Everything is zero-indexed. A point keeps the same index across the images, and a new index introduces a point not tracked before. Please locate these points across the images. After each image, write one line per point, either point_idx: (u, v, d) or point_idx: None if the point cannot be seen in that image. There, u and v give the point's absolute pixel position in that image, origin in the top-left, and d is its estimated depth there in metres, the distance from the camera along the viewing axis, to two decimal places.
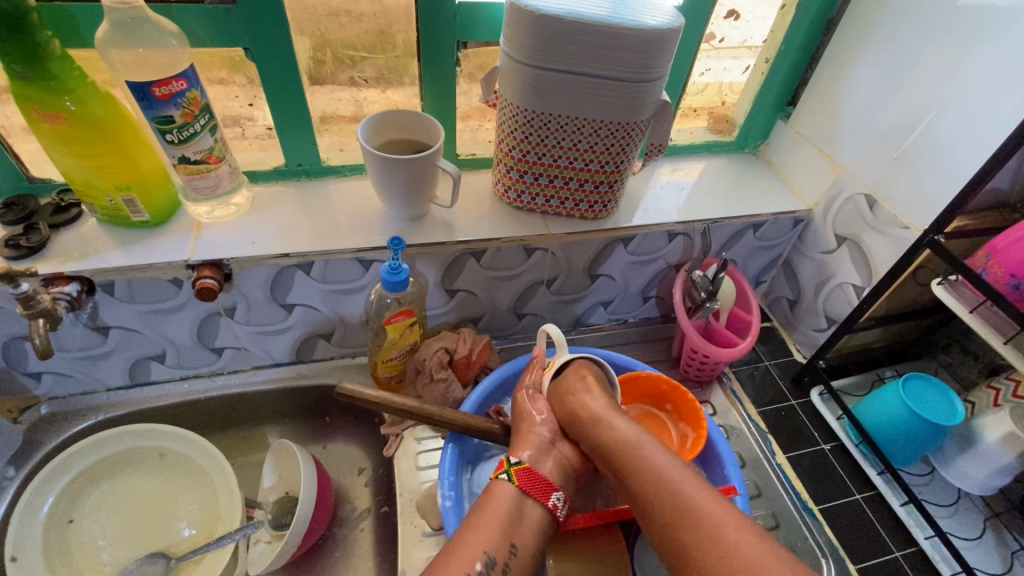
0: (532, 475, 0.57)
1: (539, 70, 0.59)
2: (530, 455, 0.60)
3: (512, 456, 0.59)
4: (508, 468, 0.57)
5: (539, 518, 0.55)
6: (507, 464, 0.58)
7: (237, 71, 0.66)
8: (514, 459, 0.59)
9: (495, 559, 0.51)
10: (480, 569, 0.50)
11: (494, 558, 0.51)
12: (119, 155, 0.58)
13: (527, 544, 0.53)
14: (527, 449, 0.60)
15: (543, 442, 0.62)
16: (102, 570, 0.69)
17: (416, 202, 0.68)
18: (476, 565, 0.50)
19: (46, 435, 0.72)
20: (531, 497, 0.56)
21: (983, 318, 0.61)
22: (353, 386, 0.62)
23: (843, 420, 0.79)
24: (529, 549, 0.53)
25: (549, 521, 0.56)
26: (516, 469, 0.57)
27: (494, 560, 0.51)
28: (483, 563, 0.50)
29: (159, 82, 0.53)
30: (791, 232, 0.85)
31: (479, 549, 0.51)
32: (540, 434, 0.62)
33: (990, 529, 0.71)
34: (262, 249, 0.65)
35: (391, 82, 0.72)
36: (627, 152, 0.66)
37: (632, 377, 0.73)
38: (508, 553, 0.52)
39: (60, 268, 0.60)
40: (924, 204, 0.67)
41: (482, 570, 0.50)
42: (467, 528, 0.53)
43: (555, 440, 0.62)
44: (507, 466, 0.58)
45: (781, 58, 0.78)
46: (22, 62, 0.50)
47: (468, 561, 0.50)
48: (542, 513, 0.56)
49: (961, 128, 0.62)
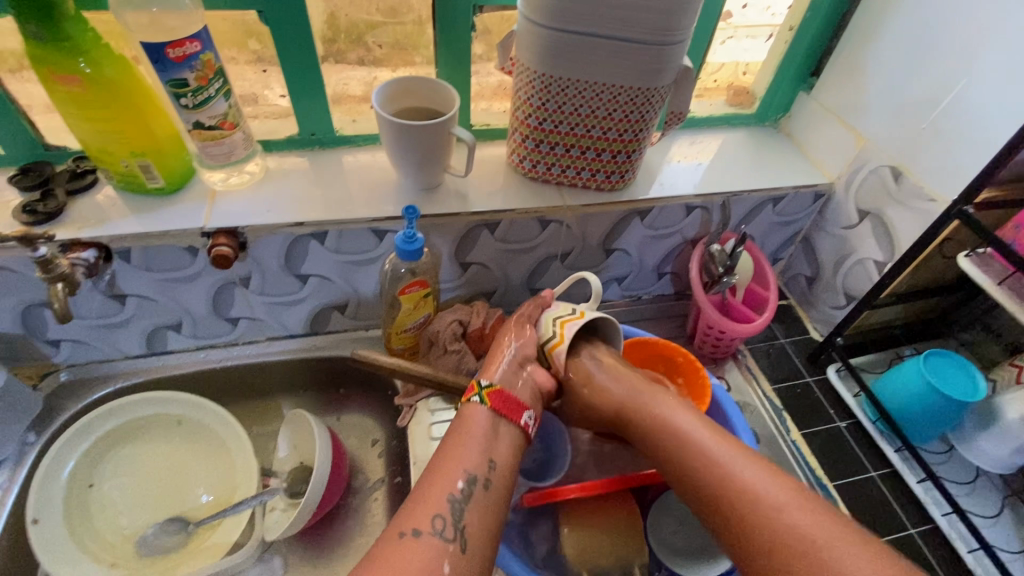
0: (506, 398, 0.56)
1: (558, 32, 0.58)
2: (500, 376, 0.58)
3: (484, 379, 0.58)
4: (481, 390, 0.56)
5: (513, 434, 0.55)
6: (478, 386, 0.56)
7: (251, 38, 0.65)
8: (486, 381, 0.57)
9: (476, 476, 0.51)
10: (461, 487, 0.50)
11: (473, 474, 0.51)
12: (134, 120, 0.57)
13: (505, 460, 0.53)
14: (497, 371, 0.58)
15: (517, 361, 0.60)
16: (123, 533, 0.71)
17: (431, 172, 0.68)
18: (457, 482, 0.50)
19: (66, 401, 0.73)
20: (503, 416, 0.55)
21: (1010, 290, 0.59)
22: (367, 352, 0.63)
23: (860, 398, 0.79)
24: (506, 462, 0.53)
25: (521, 437, 0.56)
26: (488, 391, 0.56)
27: (475, 477, 0.51)
28: (464, 480, 0.50)
29: (172, 43, 0.52)
30: (812, 207, 0.83)
31: (460, 467, 0.51)
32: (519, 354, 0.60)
33: (1009, 507, 0.70)
34: (276, 217, 0.65)
35: (404, 49, 0.71)
36: (646, 120, 0.65)
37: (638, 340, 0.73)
38: (487, 469, 0.51)
39: (78, 235, 0.61)
40: (952, 175, 0.65)
41: (464, 488, 0.50)
42: (446, 449, 0.53)
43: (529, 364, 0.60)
44: (480, 389, 0.56)
45: (805, 26, 0.75)
46: (36, 22, 0.49)
47: (450, 481, 0.50)
48: (512, 432, 0.55)
49: (995, 94, 0.60)
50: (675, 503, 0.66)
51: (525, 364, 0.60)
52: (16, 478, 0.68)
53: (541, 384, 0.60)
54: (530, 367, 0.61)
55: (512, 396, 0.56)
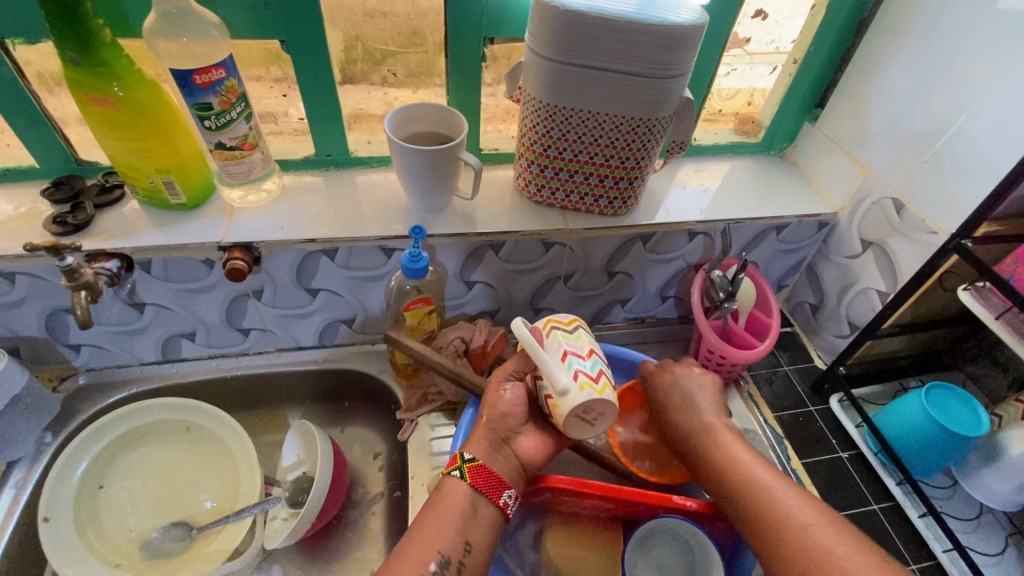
0: (486, 473, 0.57)
1: (562, 64, 0.60)
2: (483, 452, 0.58)
3: (466, 452, 0.58)
4: (461, 465, 0.57)
5: (493, 516, 0.56)
6: (460, 460, 0.57)
7: (274, 64, 0.69)
8: (468, 454, 0.58)
9: (449, 559, 0.52)
10: (434, 569, 0.52)
11: (449, 558, 0.52)
12: (161, 140, 0.61)
13: (481, 544, 0.54)
14: (480, 442, 0.59)
15: (497, 436, 0.60)
16: (128, 535, 0.73)
17: (439, 194, 0.70)
18: (430, 566, 0.52)
19: (83, 404, 0.76)
20: (484, 496, 0.56)
21: (1008, 325, 0.59)
22: (398, 335, 0.69)
23: (862, 428, 0.78)
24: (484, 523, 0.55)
25: (501, 518, 0.57)
26: (467, 466, 0.57)
27: (449, 560, 0.52)
28: (437, 563, 0.52)
29: (200, 70, 0.56)
30: (816, 235, 0.84)
31: (433, 548, 0.52)
32: (501, 428, 0.60)
33: (1013, 546, 0.69)
34: (290, 234, 0.67)
35: (419, 77, 0.74)
36: (648, 148, 0.67)
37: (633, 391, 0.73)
38: (462, 552, 0.53)
39: (102, 245, 0.64)
40: (952, 208, 0.66)
41: (436, 570, 0.52)
42: (422, 524, 0.54)
43: (512, 437, 0.61)
44: (461, 463, 0.57)
45: (809, 58, 0.76)
46: (74, 49, 0.53)
47: (421, 562, 0.52)
48: (493, 512, 0.56)
49: (994, 131, 0.61)
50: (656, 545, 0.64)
51: (508, 439, 0.60)
52: (30, 478, 0.70)
53: (524, 458, 0.61)
54: (515, 439, 0.61)
55: (492, 473, 0.57)
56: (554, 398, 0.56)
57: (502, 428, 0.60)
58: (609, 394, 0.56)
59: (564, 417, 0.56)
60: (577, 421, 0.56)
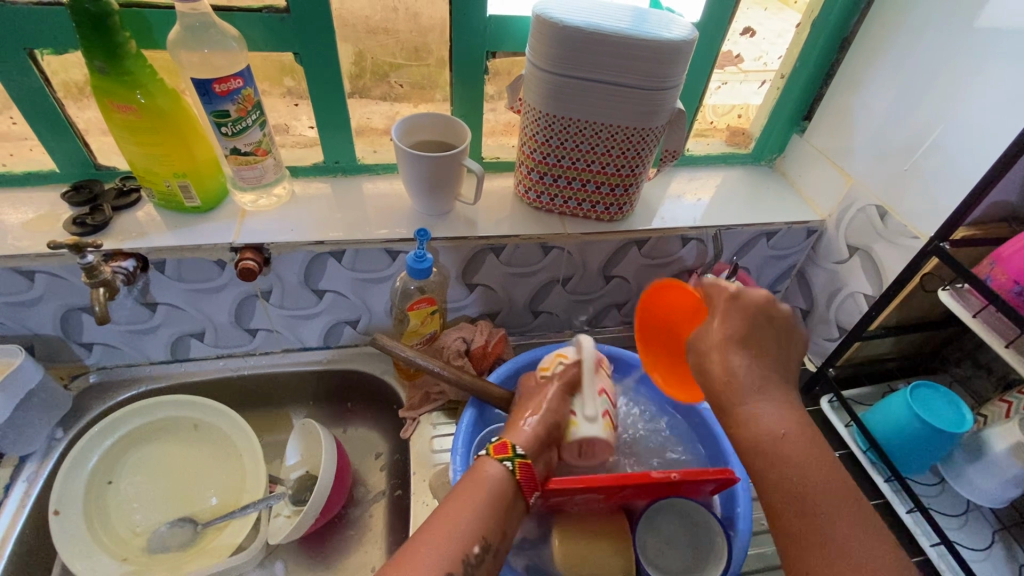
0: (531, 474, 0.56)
1: (560, 76, 0.64)
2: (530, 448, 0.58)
3: (519, 446, 0.58)
4: (513, 457, 0.56)
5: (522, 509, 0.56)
6: (512, 452, 0.56)
7: (287, 76, 0.73)
8: (520, 449, 0.57)
9: (490, 543, 0.52)
10: (476, 551, 0.50)
11: (488, 542, 0.52)
12: (180, 145, 0.64)
13: (511, 529, 0.54)
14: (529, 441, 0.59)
15: (548, 440, 0.61)
16: (135, 531, 0.74)
17: (442, 198, 0.73)
18: (473, 548, 0.50)
19: (94, 401, 0.78)
20: (521, 490, 0.56)
21: (986, 323, 0.62)
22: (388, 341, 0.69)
23: (851, 427, 0.80)
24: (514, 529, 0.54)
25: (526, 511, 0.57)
26: (519, 461, 0.56)
27: (489, 544, 0.52)
28: (480, 546, 0.51)
29: (220, 79, 0.59)
30: (805, 242, 0.87)
31: (479, 532, 0.51)
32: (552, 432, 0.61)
33: (999, 541, 0.71)
34: (299, 236, 0.70)
35: (424, 89, 0.78)
36: (642, 157, 0.70)
37: (675, 284, 0.66)
38: (499, 537, 0.53)
39: (120, 246, 0.66)
40: (933, 214, 0.69)
41: (480, 552, 0.50)
42: (454, 501, 0.53)
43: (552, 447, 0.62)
44: (513, 454, 0.56)
45: (796, 73, 0.80)
46: (103, 58, 0.56)
47: (467, 541, 0.50)
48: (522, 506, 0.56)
49: (970, 141, 0.64)
50: (660, 531, 0.66)
51: (549, 447, 0.61)
52: (42, 472, 0.72)
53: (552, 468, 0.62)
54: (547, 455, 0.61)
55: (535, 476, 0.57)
56: (576, 419, 0.63)
57: (551, 435, 0.61)
58: (608, 436, 0.64)
59: (575, 440, 0.62)
60: (576, 450, 0.63)
